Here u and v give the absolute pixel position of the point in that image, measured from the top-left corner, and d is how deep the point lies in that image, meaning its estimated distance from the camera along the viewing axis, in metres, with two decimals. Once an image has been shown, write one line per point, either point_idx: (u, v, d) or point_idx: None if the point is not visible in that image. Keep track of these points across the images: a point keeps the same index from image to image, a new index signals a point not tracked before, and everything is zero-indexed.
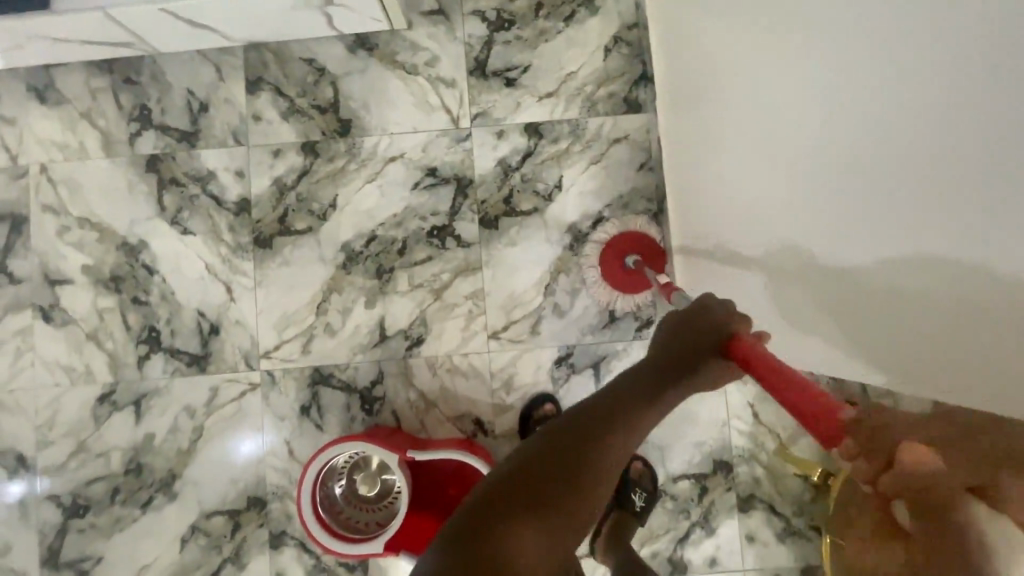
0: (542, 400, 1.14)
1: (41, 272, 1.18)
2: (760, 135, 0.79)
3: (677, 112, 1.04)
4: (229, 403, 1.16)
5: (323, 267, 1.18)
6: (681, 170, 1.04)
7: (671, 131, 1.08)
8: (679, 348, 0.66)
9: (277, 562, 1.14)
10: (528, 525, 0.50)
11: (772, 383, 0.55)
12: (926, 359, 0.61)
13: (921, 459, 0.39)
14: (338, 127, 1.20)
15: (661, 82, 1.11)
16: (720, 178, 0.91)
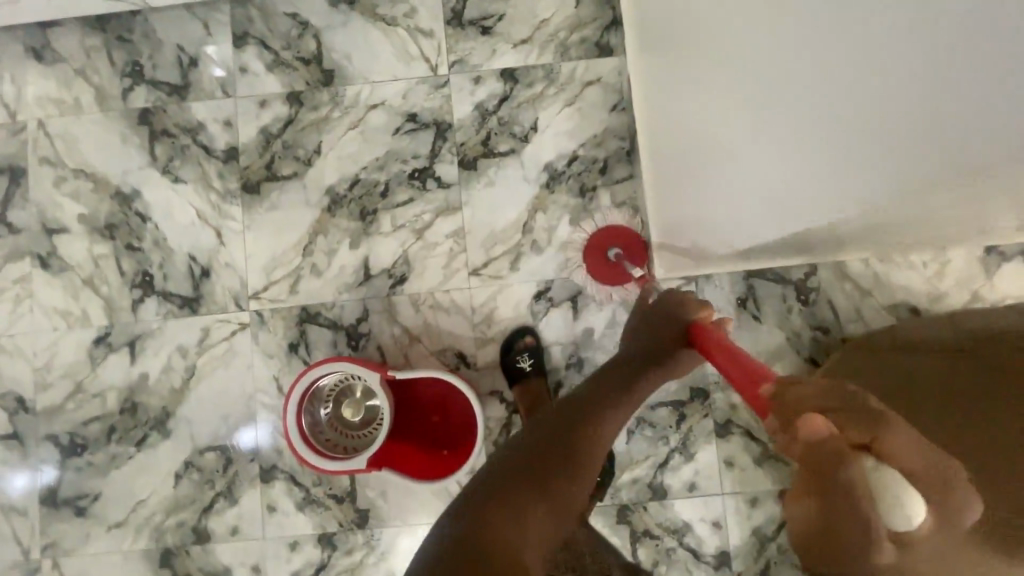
0: (522, 331, 1.17)
1: (39, 222, 1.23)
2: (771, 140, 0.80)
3: (649, 55, 1.08)
4: (220, 342, 1.21)
5: (309, 210, 1.22)
6: (672, 175, 1.07)
7: (641, 72, 1.13)
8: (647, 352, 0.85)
9: (267, 495, 1.18)
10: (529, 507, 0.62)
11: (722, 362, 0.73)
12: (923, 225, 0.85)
13: (822, 430, 0.48)
14: (321, 77, 1.24)
15: (629, 22, 1.16)
16: (724, 187, 0.94)
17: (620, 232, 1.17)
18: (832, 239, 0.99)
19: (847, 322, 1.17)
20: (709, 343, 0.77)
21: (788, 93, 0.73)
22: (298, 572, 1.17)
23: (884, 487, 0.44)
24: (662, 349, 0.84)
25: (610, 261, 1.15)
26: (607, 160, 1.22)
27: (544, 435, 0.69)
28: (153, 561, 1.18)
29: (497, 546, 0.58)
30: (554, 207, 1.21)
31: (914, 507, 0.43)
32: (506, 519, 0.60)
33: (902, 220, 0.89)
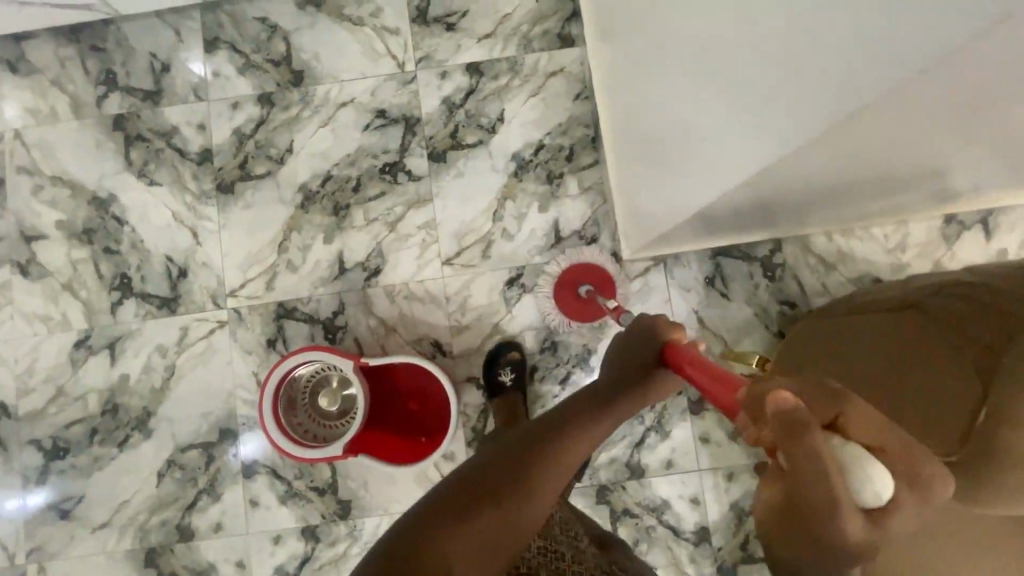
0: (508, 347, 1.18)
1: (18, 229, 1.26)
2: (752, 136, 0.73)
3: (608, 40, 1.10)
4: (199, 340, 1.22)
5: (283, 208, 1.25)
6: (638, 172, 1.06)
7: (600, 59, 1.15)
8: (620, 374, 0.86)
9: (250, 490, 1.19)
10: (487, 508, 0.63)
11: (693, 372, 0.76)
12: (869, 184, 0.92)
13: (789, 402, 0.46)
14: (291, 77, 1.27)
15: (587, 11, 1.19)
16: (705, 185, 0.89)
17: (589, 268, 1.16)
18: (807, 202, 1.00)
19: (813, 295, 1.19)
20: (684, 357, 0.79)
21: (765, 87, 0.66)
22: (282, 565, 1.18)
23: (847, 456, 0.45)
24: (643, 367, 0.85)
25: (582, 297, 1.15)
26: (572, 147, 1.24)
27: (512, 445, 0.70)
28: (138, 561, 1.19)
29: (445, 546, 0.59)
30: (523, 195, 1.24)
31: (870, 481, 0.44)
32: (461, 521, 0.61)
33: (884, 174, 0.88)
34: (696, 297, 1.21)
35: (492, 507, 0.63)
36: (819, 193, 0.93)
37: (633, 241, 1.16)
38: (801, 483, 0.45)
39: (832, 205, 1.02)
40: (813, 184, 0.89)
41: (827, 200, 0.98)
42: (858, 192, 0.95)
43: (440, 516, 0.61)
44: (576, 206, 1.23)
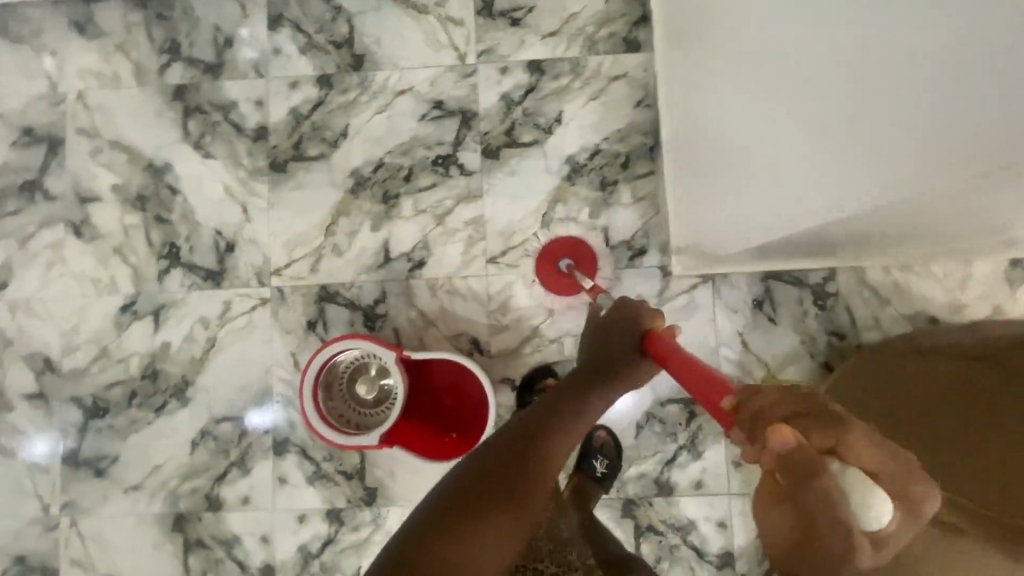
0: (544, 372, 1.18)
1: (74, 190, 1.28)
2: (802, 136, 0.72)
3: (677, 49, 1.08)
4: (241, 315, 1.24)
5: (333, 191, 1.25)
6: (692, 185, 1.06)
7: (668, 65, 1.12)
8: (597, 362, 0.86)
9: (279, 468, 1.21)
10: (479, 521, 0.63)
11: (672, 365, 0.75)
12: (920, 229, 0.91)
13: (789, 443, 0.43)
14: (351, 61, 1.27)
15: (656, 15, 1.16)
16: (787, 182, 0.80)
17: (568, 246, 1.20)
18: (885, 227, 0.91)
19: (863, 329, 1.16)
20: (662, 349, 0.79)
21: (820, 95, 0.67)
22: (306, 544, 1.19)
23: (854, 490, 0.41)
24: (623, 355, 0.86)
25: (563, 272, 1.18)
26: (629, 155, 1.22)
27: (507, 445, 0.72)
28: (166, 524, 1.21)
29: (452, 556, 0.60)
30: (575, 199, 1.22)
31: (877, 513, 0.42)
32: (468, 526, 0.63)
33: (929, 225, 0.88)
34: (742, 318, 1.18)
35: (495, 509, 0.65)
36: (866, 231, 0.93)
37: (680, 259, 1.16)
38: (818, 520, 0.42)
39: (883, 244, 1.00)
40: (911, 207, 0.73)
41: (871, 239, 0.97)
42: (908, 235, 0.94)
43: (442, 524, 0.63)
44: (626, 215, 1.21)
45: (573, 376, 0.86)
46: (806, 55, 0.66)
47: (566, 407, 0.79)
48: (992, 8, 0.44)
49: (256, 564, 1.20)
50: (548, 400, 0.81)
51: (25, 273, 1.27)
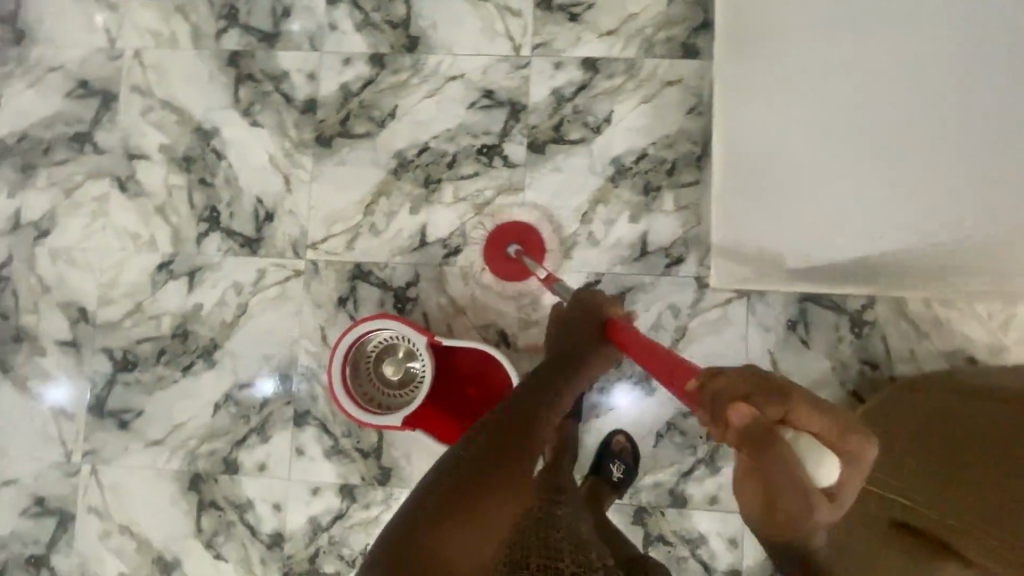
0: None
1: (123, 145, 1.30)
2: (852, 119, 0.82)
3: (737, 59, 1.06)
4: (274, 284, 1.25)
5: (376, 170, 1.25)
6: (728, 188, 1.08)
7: (725, 73, 1.10)
8: (563, 354, 0.99)
9: (298, 438, 1.22)
10: (460, 524, 0.68)
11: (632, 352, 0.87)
12: (912, 273, 0.98)
13: (744, 416, 0.55)
14: (405, 42, 1.27)
15: (719, 21, 1.14)
16: (820, 183, 0.90)
17: (519, 229, 1.21)
18: (902, 258, 0.93)
19: (898, 360, 1.14)
20: (621, 334, 0.94)
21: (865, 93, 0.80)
22: (316, 516, 1.20)
23: (806, 453, 0.55)
24: (586, 340, 1.00)
25: (511, 258, 1.19)
26: (675, 162, 1.21)
27: (486, 437, 0.80)
28: (183, 482, 1.24)
29: (442, 544, 0.65)
30: (616, 201, 1.21)
31: (824, 471, 0.55)
32: (456, 513, 0.69)
33: (921, 268, 0.95)
34: (775, 337, 1.17)
35: (480, 495, 0.72)
36: (867, 270, 1.00)
37: (720, 273, 1.14)
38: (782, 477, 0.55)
39: (896, 283, 1.04)
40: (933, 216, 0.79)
41: (873, 278, 1.02)
42: (905, 278, 1.00)
43: (429, 513, 0.68)
44: (667, 223, 1.20)
45: (543, 366, 0.98)
46: (841, 51, 0.82)
47: (539, 393, 0.91)
48: (993, 17, 0.66)
49: (266, 530, 1.21)
50: (524, 390, 0.92)
51: (69, 223, 1.30)
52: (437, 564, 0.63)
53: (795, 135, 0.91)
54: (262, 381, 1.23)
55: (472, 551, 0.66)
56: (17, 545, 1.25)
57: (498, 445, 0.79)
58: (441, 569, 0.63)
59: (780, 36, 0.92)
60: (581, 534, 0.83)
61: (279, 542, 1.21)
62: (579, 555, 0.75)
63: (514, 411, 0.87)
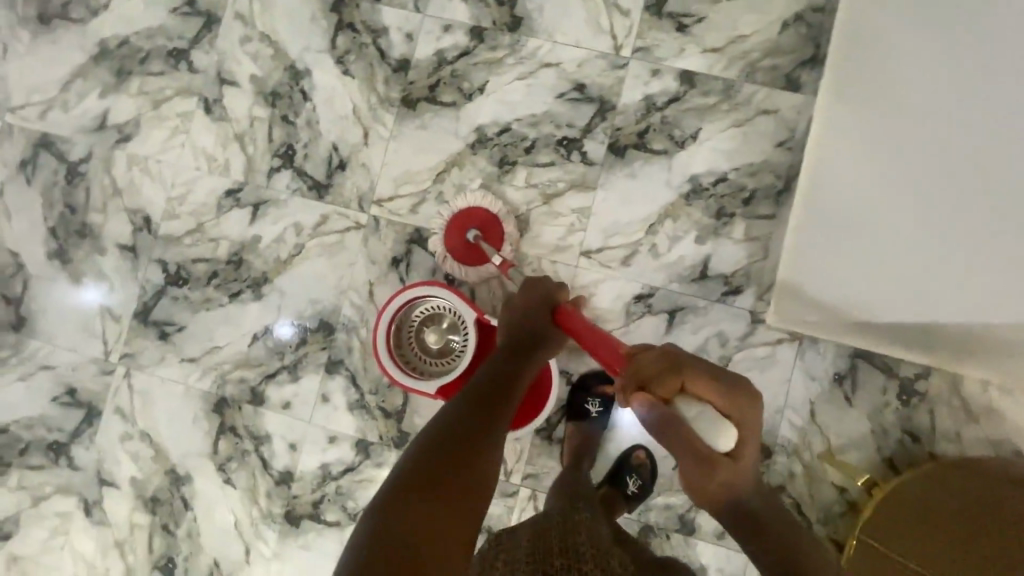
0: (604, 378, 1.16)
1: (216, 69, 1.32)
2: (882, 150, 0.90)
3: (842, 102, 1.04)
4: (334, 232, 1.27)
5: (454, 141, 1.26)
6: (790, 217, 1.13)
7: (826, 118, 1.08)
8: (529, 334, 0.99)
9: (326, 385, 1.24)
10: (446, 499, 0.71)
11: (586, 340, 0.91)
12: (942, 344, 0.96)
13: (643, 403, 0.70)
14: (508, 20, 1.26)
15: (831, 61, 1.11)
16: (855, 211, 0.95)
17: (474, 213, 1.18)
18: (907, 317, 0.92)
19: (941, 438, 1.11)
20: (574, 324, 0.96)
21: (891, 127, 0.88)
22: (328, 464, 1.22)
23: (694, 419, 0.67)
24: (540, 322, 1.00)
25: (469, 243, 1.17)
26: (755, 192, 1.18)
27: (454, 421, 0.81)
28: (208, 404, 1.26)
29: (438, 529, 0.67)
30: (686, 219, 1.19)
31: (724, 440, 0.65)
32: (447, 495, 0.71)
33: (938, 335, 0.92)
34: (818, 388, 1.14)
35: (464, 470, 0.75)
36: (887, 331, 0.99)
37: (778, 313, 1.13)
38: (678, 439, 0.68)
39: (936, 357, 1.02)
40: (937, 247, 0.79)
41: (905, 344, 1.01)
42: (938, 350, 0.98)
43: (414, 495, 0.70)
44: (733, 251, 1.18)
45: (501, 356, 0.96)
46: (883, 90, 0.91)
47: (504, 377, 0.91)
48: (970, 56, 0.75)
49: (278, 467, 1.23)
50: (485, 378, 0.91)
51: (151, 133, 1.33)
52: (419, 534, 0.65)
53: (846, 166, 0.99)
54: (282, 326, 1.26)
55: (455, 525, 0.68)
56: (42, 428, 1.29)
57: (478, 420, 0.83)
58: (421, 540, 0.65)
59: (855, 82, 1.01)
60: (604, 542, 0.83)
61: (287, 481, 1.22)
62: (602, 560, 0.76)
63: (486, 386, 0.89)
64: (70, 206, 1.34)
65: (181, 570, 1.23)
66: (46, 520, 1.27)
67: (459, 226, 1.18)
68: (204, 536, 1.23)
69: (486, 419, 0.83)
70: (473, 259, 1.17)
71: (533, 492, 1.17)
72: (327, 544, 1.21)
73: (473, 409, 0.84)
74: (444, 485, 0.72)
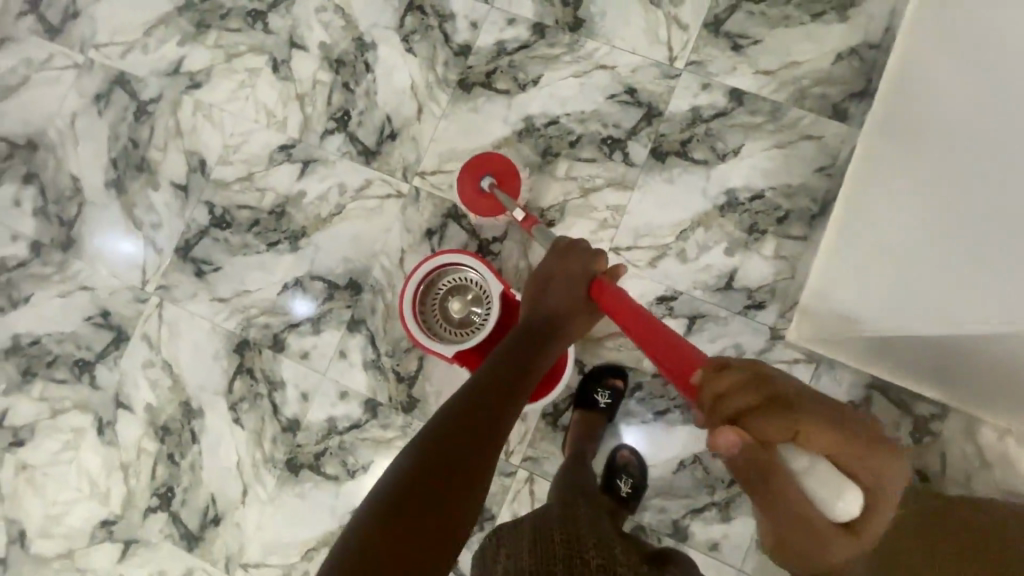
0: (614, 373, 1.17)
1: (289, 33, 1.40)
2: (915, 164, 0.95)
3: (899, 125, 1.02)
4: (375, 197, 1.32)
5: (502, 128, 1.30)
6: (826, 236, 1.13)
7: (890, 134, 1.04)
8: (546, 323, 1.01)
9: (345, 342, 1.27)
10: (447, 484, 0.68)
11: (637, 335, 0.88)
12: (963, 373, 0.92)
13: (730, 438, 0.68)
14: (571, 20, 1.31)
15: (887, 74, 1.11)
16: (886, 222, 0.98)
17: (489, 162, 1.20)
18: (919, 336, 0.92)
19: (948, 482, 1.09)
20: (618, 306, 0.95)
21: (930, 140, 0.92)
22: (335, 418, 1.25)
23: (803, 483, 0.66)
24: (563, 306, 1.02)
25: (484, 192, 1.19)
26: (789, 213, 1.20)
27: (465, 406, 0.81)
28: (230, 343, 1.30)
29: (435, 518, 0.64)
30: (717, 229, 1.21)
31: (844, 503, 0.65)
32: (450, 490, 0.68)
33: (952, 360, 0.91)
34: None
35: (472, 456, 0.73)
36: (902, 351, 0.98)
37: (800, 324, 1.12)
38: (777, 482, 0.67)
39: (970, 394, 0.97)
40: (939, 247, 0.85)
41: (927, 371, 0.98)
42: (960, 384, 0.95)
43: (416, 486, 0.67)
44: (760, 266, 1.19)
45: (518, 338, 0.98)
46: (926, 107, 0.96)
47: (518, 365, 0.92)
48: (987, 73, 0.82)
49: (287, 414, 1.26)
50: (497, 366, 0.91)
51: (219, 83, 1.41)
52: (416, 519, 0.63)
53: (887, 181, 1.01)
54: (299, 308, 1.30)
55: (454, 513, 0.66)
56: (71, 344, 1.35)
57: (489, 406, 0.82)
58: (417, 525, 0.62)
59: (908, 103, 1.01)
60: (606, 534, 0.84)
61: (293, 429, 1.25)
62: (603, 549, 0.78)
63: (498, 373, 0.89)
64: (134, 142, 1.41)
65: (179, 501, 1.26)
66: (60, 433, 1.32)
67: (474, 171, 1.20)
68: (206, 471, 1.26)
69: (496, 408, 0.83)
70: (489, 208, 1.19)
71: (530, 475, 1.18)
72: (322, 496, 1.23)
73: (485, 396, 0.84)
74: (448, 472, 0.70)
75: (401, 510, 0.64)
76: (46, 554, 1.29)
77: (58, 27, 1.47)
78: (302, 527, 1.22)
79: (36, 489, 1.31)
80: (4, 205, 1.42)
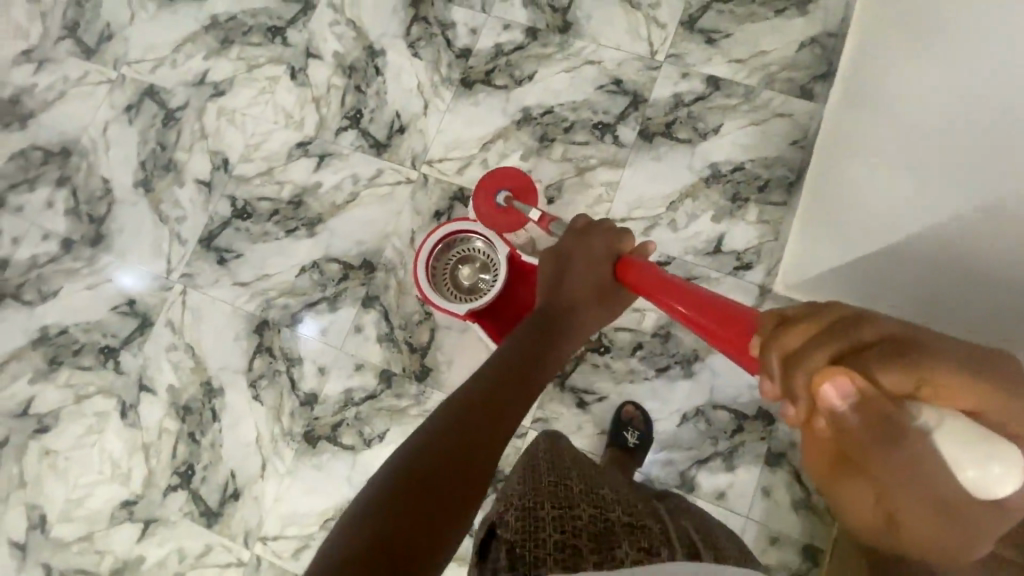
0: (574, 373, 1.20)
1: (305, 44, 1.54)
2: (896, 149, 0.82)
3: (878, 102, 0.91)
4: (387, 185, 1.42)
5: (502, 119, 1.43)
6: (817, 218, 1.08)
7: (871, 109, 0.94)
8: (560, 315, 1.01)
9: (360, 318, 1.34)
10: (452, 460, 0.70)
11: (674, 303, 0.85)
12: None
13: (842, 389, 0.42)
14: (560, 24, 1.46)
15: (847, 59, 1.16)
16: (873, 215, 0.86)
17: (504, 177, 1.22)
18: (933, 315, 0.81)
19: None
20: (645, 284, 0.95)
21: (905, 124, 0.81)
22: (352, 390, 1.30)
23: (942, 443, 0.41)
24: (585, 297, 1.03)
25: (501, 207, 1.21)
26: (768, 181, 1.31)
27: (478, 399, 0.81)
28: (251, 324, 1.37)
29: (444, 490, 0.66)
30: (704, 199, 1.32)
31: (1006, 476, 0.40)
32: (455, 473, 0.69)
33: None
34: None
35: (482, 442, 0.75)
36: None
37: (788, 284, 1.17)
38: (906, 450, 0.42)
39: None
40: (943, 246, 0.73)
41: None
42: None
43: (422, 470, 0.67)
44: (745, 231, 1.29)
45: (534, 329, 0.98)
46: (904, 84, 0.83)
47: (530, 355, 0.93)
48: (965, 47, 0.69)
49: (304, 388, 1.32)
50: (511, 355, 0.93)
51: (241, 91, 1.54)
52: (420, 485, 0.66)
53: (870, 167, 0.89)
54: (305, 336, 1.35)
55: (457, 491, 0.67)
56: (98, 332, 1.41)
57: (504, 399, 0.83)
58: (421, 488, 0.65)
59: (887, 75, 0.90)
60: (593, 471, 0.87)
61: (311, 403, 1.31)
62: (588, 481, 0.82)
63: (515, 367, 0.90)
64: (162, 145, 1.53)
65: (199, 478, 1.30)
66: (83, 418, 1.36)
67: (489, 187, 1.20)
68: (226, 448, 1.30)
69: (507, 400, 0.84)
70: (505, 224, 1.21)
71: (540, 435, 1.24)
72: (339, 466, 1.27)
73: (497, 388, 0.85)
74: (456, 454, 0.71)
75: (410, 482, 0.66)
76: (67, 538, 1.31)
77: (94, 48, 1.62)
78: (318, 497, 1.26)
79: (58, 474, 1.34)
80: (37, 207, 1.52)
